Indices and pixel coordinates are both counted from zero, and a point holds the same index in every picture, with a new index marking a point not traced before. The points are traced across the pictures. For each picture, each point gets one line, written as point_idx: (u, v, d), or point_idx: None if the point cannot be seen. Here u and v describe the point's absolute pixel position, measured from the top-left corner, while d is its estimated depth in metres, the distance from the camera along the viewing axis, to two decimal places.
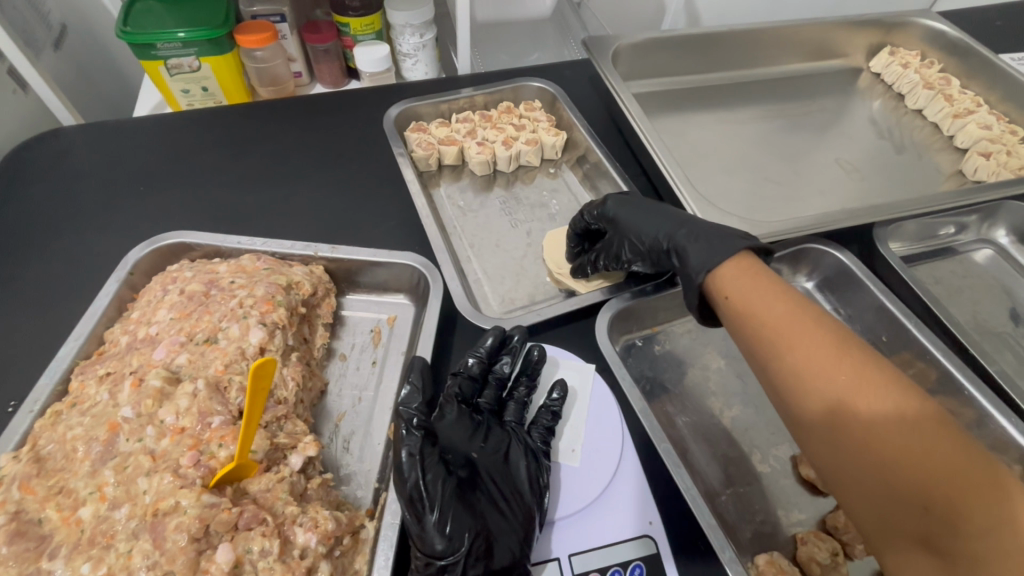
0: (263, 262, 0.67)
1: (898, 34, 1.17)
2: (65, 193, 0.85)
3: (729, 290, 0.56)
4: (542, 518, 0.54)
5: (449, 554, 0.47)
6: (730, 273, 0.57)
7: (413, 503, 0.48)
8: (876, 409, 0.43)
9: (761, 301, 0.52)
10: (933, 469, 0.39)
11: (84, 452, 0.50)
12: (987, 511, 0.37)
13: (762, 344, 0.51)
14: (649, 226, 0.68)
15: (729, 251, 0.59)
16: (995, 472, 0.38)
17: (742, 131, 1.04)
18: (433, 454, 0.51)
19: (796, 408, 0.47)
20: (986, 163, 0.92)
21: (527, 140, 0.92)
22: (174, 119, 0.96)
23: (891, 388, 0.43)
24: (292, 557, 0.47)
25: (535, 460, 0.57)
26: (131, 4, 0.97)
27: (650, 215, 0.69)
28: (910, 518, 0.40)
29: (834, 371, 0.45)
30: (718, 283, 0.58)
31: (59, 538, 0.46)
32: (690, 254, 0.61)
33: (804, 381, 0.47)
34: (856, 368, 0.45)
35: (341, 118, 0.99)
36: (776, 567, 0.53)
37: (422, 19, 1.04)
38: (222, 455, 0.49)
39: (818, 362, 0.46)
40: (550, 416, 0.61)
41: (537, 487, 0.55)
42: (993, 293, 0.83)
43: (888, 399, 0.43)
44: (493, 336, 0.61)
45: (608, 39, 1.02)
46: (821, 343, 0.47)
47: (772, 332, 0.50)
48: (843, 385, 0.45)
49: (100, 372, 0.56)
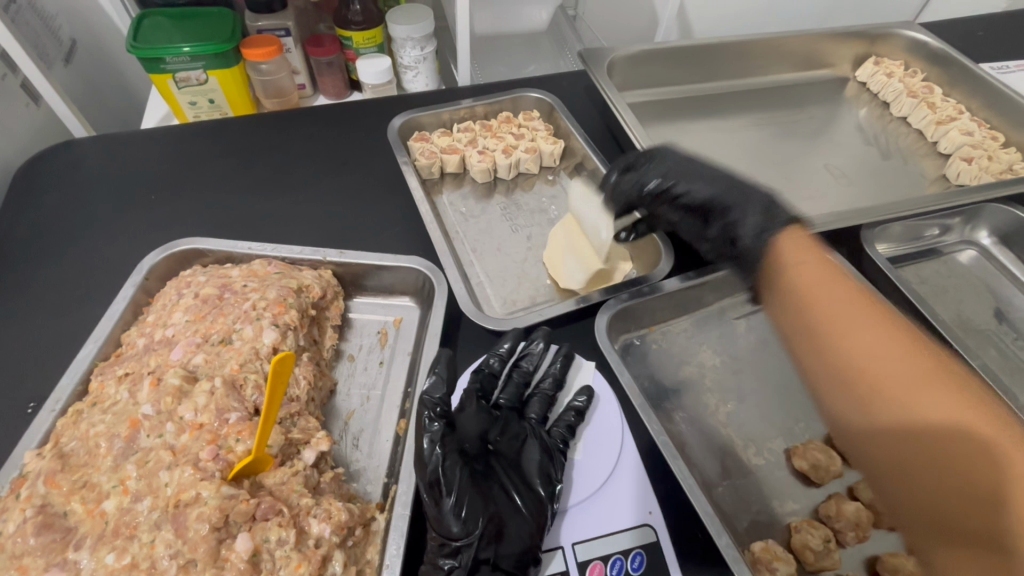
0: (274, 267, 0.70)
1: (882, 45, 1.22)
2: (76, 202, 0.88)
3: (800, 262, 0.55)
4: (553, 505, 0.56)
5: (463, 536, 0.50)
6: (794, 247, 0.57)
7: (432, 486, 0.51)
8: (942, 404, 0.45)
9: (827, 286, 0.53)
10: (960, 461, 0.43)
11: (106, 448, 0.52)
12: None
13: (817, 330, 0.52)
14: (703, 176, 0.67)
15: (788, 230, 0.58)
16: None
17: (735, 139, 1.08)
18: (450, 442, 0.54)
19: (853, 396, 0.49)
20: (968, 168, 0.96)
21: (526, 148, 0.95)
22: (182, 130, 0.99)
23: (952, 387, 0.46)
24: (308, 547, 0.49)
25: (548, 453, 0.60)
26: (140, 20, 1.01)
27: (709, 166, 0.68)
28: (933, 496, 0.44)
29: (893, 361, 0.48)
30: (780, 255, 0.57)
31: (84, 529, 0.48)
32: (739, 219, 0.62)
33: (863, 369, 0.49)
34: (919, 364, 0.48)
35: (344, 128, 1.02)
36: (771, 554, 0.56)
37: (422, 33, 1.08)
38: (240, 449, 0.51)
39: (884, 354, 0.49)
40: (574, 415, 0.63)
41: (551, 477, 0.58)
42: (977, 292, 0.87)
43: (953, 395, 0.46)
44: (511, 340, 0.65)
45: (603, 52, 1.06)
46: (885, 338, 0.50)
47: (836, 320, 0.51)
48: (901, 376, 0.47)
49: (119, 373, 0.58)
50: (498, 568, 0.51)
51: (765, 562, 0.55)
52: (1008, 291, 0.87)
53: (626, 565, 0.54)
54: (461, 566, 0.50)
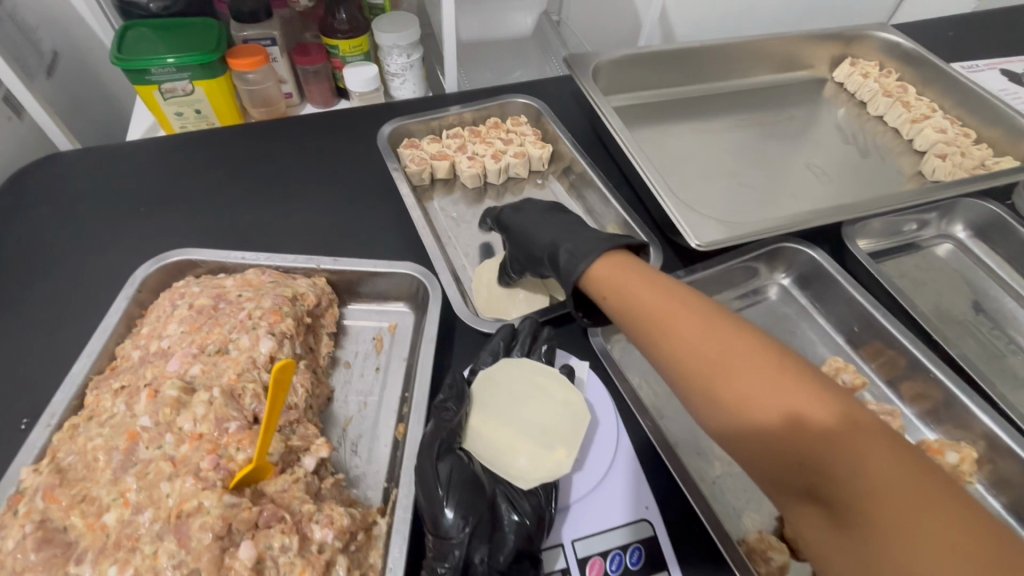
0: (268, 276, 0.70)
1: (857, 46, 1.25)
2: (64, 215, 0.87)
3: (605, 289, 0.59)
4: (552, 507, 0.57)
5: (454, 534, 0.51)
6: (603, 274, 0.60)
7: (426, 489, 0.53)
8: (741, 390, 0.44)
9: (631, 284, 0.57)
10: (844, 447, 0.39)
11: (105, 461, 0.52)
12: (843, 481, 0.39)
13: (644, 330, 0.53)
14: (536, 239, 0.71)
15: (597, 253, 0.62)
16: (855, 442, 0.39)
17: (718, 140, 1.11)
18: (444, 435, 0.57)
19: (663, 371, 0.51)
20: (943, 164, 1.00)
21: (515, 153, 0.97)
22: (170, 142, 0.99)
23: (761, 363, 0.45)
24: (311, 552, 0.49)
25: (544, 444, 0.60)
26: (124, 32, 1.01)
27: (534, 225, 0.73)
28: (810, 499, 0.41)
29: (698, 334, 0.49)
30: (597, 288, 0.60)
31: (85, 543, 0.48)
32: (563, 254, 0.65)
33: (681, 362, 0.49)
34: (696, 330, 0.49)
35: (333, 136, 1.03)
36: (765, 543, 0.58)
37: (408, 41, 1.09)
38: (240, 457, 0.52)
39: (683, 335, 0.49)
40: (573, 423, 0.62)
41: (542, 470, 0.58)
42: (954, 284, 0.90)
43: (746, 373, 0.44)
44: (501, 336, 0.68)
45: (588, 57, 1.08)
46: (678, 315, 0.51)
47: (647, 320, 0.53)
48: (713, 351, 0.47)
49: (115, 386, 0.58)
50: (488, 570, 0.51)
51: (759, 552, 0.57)
52: (983, 281, 0.90)
53: (625, 559, 0.55)
54: (452, 568, 0.50)
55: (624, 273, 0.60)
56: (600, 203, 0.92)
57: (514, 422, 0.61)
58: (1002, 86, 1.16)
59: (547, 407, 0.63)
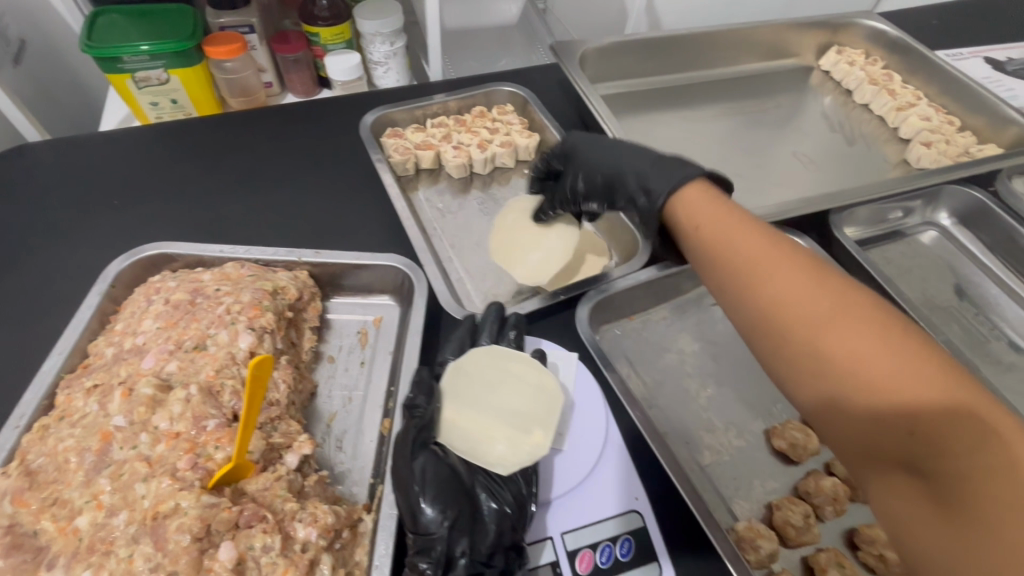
0: (247, 269, 0.68)
1: (844, 34, 1.25)
2: (34, 209, 0.84)
3: (700, 237, 0.55)
4: (534, 496, 0.57)
5: (435, 529, 0.51)
6: (702, 216, 0.56)
7: (404, 485, 0.52)
8: (840, 351, 0.42)
9: (727, 226, 0.54)
10: (961, 422, 0.37)
11: (77, 463, 0.50)
12: (953, 455, 0.36)
13: (737, 281, 0.51)
14: (607, 163, 0.69)
15: (682, 181, 0.60)
16: (977, 418, 0.37)
17: (706, 128, 1.10)
18: (417, 429, 0.56)
19: (754, 325, 0.49)
20: (928, 152, 1.00)
21: (501, 142, 0.95)
22: (144, 132, 0.95)
23: (870, 326, 0.42)
24: (294, 551, 0.48)
25: (520, 429, 0.58)
26: (94, 18, 0.97)
27: (604, 149, 0.71)
28: (902, 471, 0.39)
29: (805, 290, 0.46)
30: (687, 221, 0.58)
31: (58, 547, 0.46)
32: (650, 181, 0.63)
33: (779, 314, 0.47)
34: (805, 284, 0.46)
35: (315, 125, 1.00)
36: (755, 531, 0.57)
37: (391, 28, 1.06)
38: (219, 456, 0.50)
39: (783, 289, 0.47)
40: (545, 404, 0.61)
41: (521, 454, 0.56)
42: (939, 270, 0.90)
43: (853, 335, 0.42)
44: (465, 326, 0.68)
45: (574, 45, 1.06)
46: (786, 270, 0.48)
47: (744, 271, 0.50)
48: (815, 308, 0.45)
49: (88, 385, 0.56)
50: (472, 563, 0.51)
51: (749, 540, 0.57)
52: (967, 268, 0.91)
53: (615, 551, 0.55)
54: (435, 562, 0.50)
55: (717, 214, 0.56)
56: None
57: (490, 408, 0.60)
58: (986, 74, 1.16)
59: (520, 392, 0.61)
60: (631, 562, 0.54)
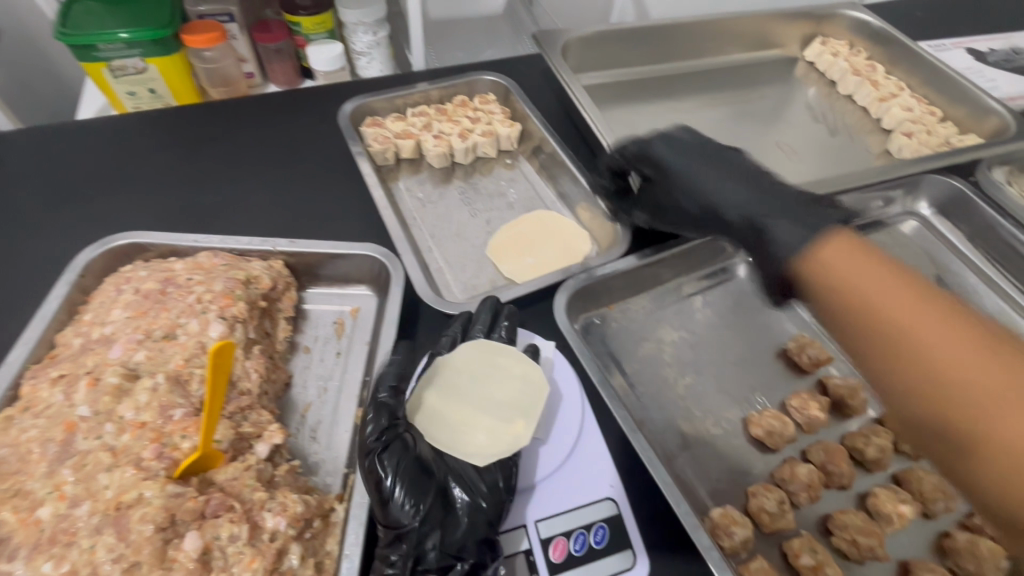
0: (220, 259, 0.67)
1: (828, 26, 1.25)
2: (5, 199, 0.82)
3: (828, 278, 0.49)
4: (510, 488, 0.55)
5: (406, 517, 0.50)
6: (833, 256, 0.50)
7: (375, 474, 0.51)
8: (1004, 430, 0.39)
9: (857, 268, 0.48)
10: None
11: (40, 454, 0.49)
12: None
13: (874, 335, 0.46)
14: (728, 196, 0.62)
15: (821, 236, 0.52)
16: None
17: (690, 119, 1.10)
18: (385, 419, 0.56)
19: (891, 386, 0.45)
20: (909, 143, 1.01)
21: (482, 132, 0.94)
22: (119, 121, 0.94)
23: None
24: (262, 541, 0.47)
25: (503, 418, 0.60)
26: (69, 5, 0.95)
27: (720, 176, 0.64)
28: None
29: (958, 354, 0.42)
30: (816, 268, 0.50)
31: (17, 539, 0.45)
32: (776, 232, 0.55)
33: (934, 382, 0.42)
34: (960, 346, 0.42)
35: (295, 115, 0.99)
36: (729, 518, 0.57)
37: (374, 17, 1.05)
38: (186, 446, 0.49)
39: (937, 351, 0.43)
40: (525, 396, 0.62)
41: (501, 444, 0.57)
42: (918, 260, 0.91)
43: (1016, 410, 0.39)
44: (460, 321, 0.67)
45: (556, 34, 1.06)
46: (933, 326, 0.44)
47: (884, 326, 0.45)
48: (975, 376, 0.41)
49: (53, 375, 0.55)
50: (443, 554, 0.50)
51: (723, 527, 0.56)
52: (946, 258, 0.91)
53: (589, 538, 0.54)
54: (404, 553, 0.49)
55: (850, 256, 0.49)
56: (570, 184, 0.91)
57: (473, 400, 0.61)
58: (966, 64, 1.17)
59: (504, 384, 0.62)
60: (605, 550, 0.54)
